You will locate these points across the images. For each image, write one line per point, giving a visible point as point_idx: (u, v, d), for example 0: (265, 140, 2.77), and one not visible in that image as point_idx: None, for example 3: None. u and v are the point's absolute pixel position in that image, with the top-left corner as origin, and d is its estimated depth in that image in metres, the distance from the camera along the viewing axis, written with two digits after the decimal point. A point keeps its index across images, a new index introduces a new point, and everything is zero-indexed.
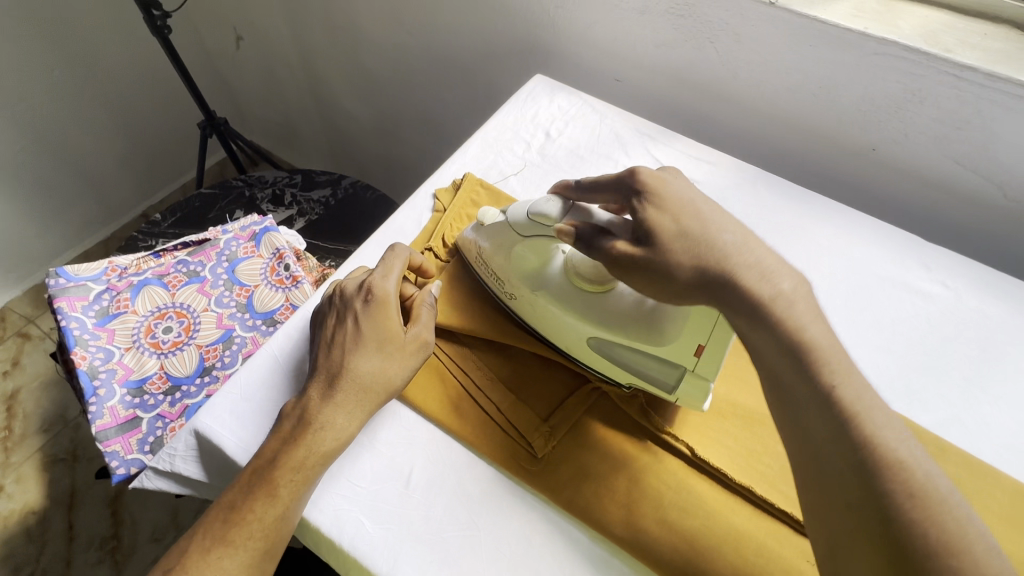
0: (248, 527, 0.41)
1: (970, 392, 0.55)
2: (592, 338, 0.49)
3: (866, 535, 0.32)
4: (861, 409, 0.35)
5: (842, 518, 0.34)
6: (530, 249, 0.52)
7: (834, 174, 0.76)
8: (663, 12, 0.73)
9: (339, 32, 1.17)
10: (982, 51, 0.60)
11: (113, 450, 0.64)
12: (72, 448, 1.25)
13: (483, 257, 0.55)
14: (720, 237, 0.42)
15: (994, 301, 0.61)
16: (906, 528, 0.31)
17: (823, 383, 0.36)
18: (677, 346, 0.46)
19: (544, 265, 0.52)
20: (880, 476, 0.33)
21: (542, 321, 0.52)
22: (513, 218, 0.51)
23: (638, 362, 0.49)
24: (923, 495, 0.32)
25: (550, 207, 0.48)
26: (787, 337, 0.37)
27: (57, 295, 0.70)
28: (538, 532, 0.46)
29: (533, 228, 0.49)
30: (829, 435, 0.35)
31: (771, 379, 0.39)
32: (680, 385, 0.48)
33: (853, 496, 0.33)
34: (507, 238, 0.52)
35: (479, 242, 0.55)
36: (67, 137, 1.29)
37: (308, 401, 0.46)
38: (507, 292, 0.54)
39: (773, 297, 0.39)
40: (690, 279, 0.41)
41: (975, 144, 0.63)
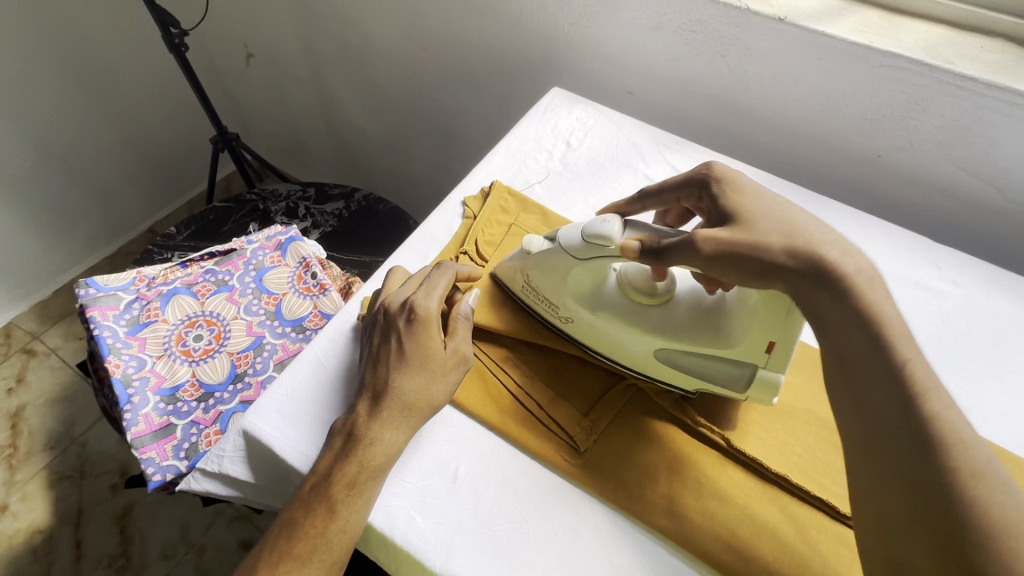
0: (312, 540, 0.43)
1: (985, 382, 0.58)
2: (660, 349, 0.51)
3: (929, 507, 0.34)
4: (929, 389, 0.37)
5: (902, 489, 0.36)
6: (583, 272, 0.53)
7: (841, 179, 0.79)
8: (676, 27, 0.77)
9: (353, 49, 1.19)
10: (982, 63, 0.64)
11: (149, 457, 0.65)
12: (78, 465, 1.23)
13: (533, 283, 0.55)
14: (801, 222, 0.45)
15: (1002, 297, 0.64)
16: (969, 504, 0.33)
17: (893, 359, 0.38)
18: (747, 346, 0.48)
19: (599, 286, 0.53)
20: (945, 451, 0.35)
21: (605, 342, 0.53)
22: (569, 241, 0.51)
23: (708, 368, 0.50)
24: (984, 475, 0.34)
25: (609, 226, 0.48)
26: (863, 314, 0.40)
27: (89, 305, 0.70)
28: (584, 523, 0.47)
29: (591, 250, 0.50)
30: (895, 410, 0.37)
31: (838, 352, 0.41)
32: (752, 383, 0.49)
33: (917, 468, 0.35)
34: (558, 262, 0.53)
35: (525, 269, 0.55)
36: (78, 154, 1.29)
37: (356, 418, 0.47)
38: (563, 317, 0.54)
39: (857, 274, 0.41)
40: (782, 258, 0.43)
41: (977, 149, 0.67)
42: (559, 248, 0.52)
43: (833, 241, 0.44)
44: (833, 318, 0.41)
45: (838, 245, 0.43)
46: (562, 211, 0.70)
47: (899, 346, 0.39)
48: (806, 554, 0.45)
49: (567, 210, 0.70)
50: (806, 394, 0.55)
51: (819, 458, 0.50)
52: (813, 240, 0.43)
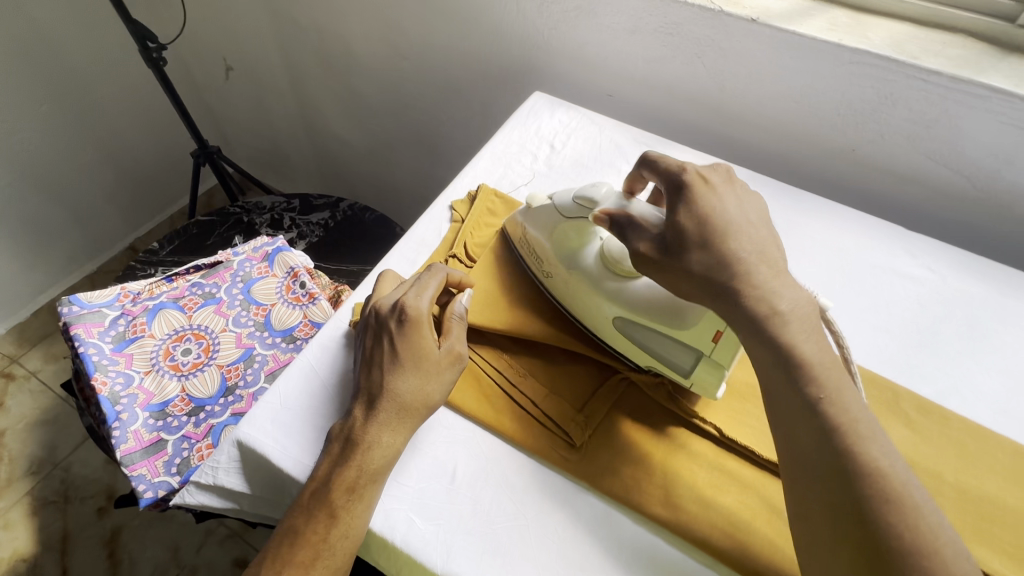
0: (314, 547, 0.43)
1: (962, 362, 0.60)
2: (618, 317, 0.53)
3: (848, 532, 0.37)
4: (845, 424, 0.40)
5: (824, 517, 0.39)
6: (572, 229, 0.56)
7: (817, 174, 0.82)
8: (654, 30, 0.79)
9: (333, 58, 1.19)
10: (946, 57, 0.66)
11: (140, 474, 0.64)
12: (63, 490, 1.20)
13: (528, 236, 0.59)
14: (736, 253, 0.46)
15: (974, 279, 0.66)
16: (884, 529, 0.36)
17: (812, 396, 0.41)
18: (698, 330, 0.50)
19: (581, 248, 0.56)
20: (860, 482, 0.38)
21: (576, 300, 0.55)
22: (562, 202, 0.57)
23: (658, 345, 0.52)
24: (899, 501, 0.37)
25: (597, 189, 0.54)
26: (783, 353, 0.43)
27: (73, 322, 0.69)
28: (583, 518, 0.48)
29: (576, 210, 0.55)
30: (815, 445, 0.40)
31: (766, 387, 0.44)
32: (695, 370, 0.50)
33: (835, 498, 0.38)
34: (551, 217, 0.58)
35: (523, 223, 0.60)
36: (54, 172, 1.27)
37: (352, 422, 0.47)
38: (544, 270, 0.58)
39: (769, 313, 0.44)
40: (698, 283, 0.46)
41: (944, 140, 0.70)
42: (552, 204, 0.58)
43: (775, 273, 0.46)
44: (757, 357, 0.44)
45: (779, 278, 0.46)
46: None
47: (819, 383, 0.41)
48: None
49: None
50: None
51: None
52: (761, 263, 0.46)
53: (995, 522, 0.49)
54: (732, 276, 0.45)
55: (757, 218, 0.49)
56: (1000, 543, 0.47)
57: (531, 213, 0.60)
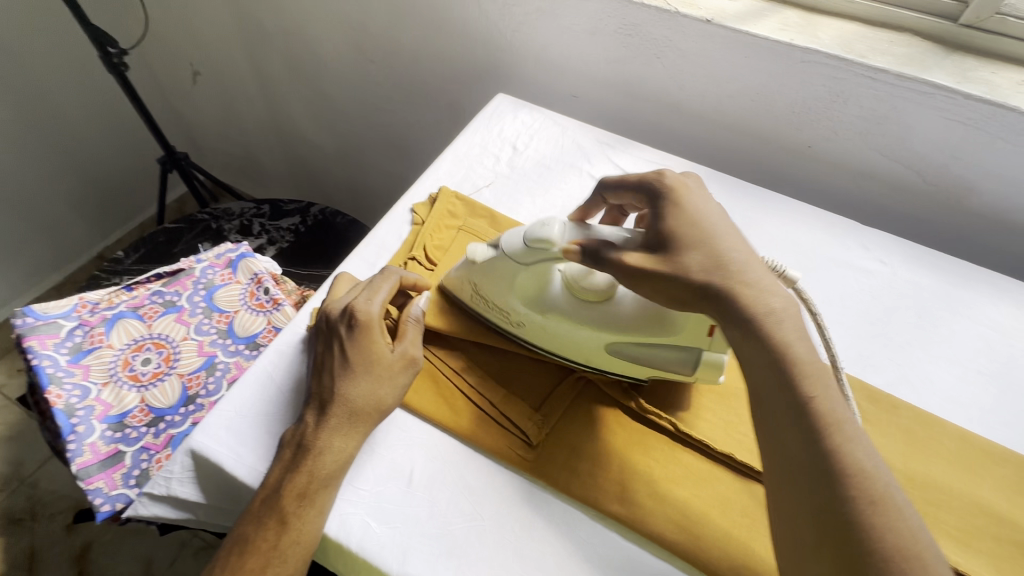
0: (264, 554, 0.43)
1: (913, 353, 0.61)
2: (611, 343, 0.52)
3: (832, 534, 0.37)
4: (834, 422, 0.40)
5: (809, 516, 0.38)
6: (530, 276, 0.53)
7: (776, 171, 0.83)
8: (613, 32, 0.80)
9: (300, 62, 1.18)
10: (892, 56, 0.68)
11: (97, 487, 0.63)
12: (29, 506, 1.17)
13: (484, 293, 0.55)
14: (728, 253, 0.46)
15: (925, 272, 0.68)
16: (868, 530, 0.36)
17: (802, 394, 0.41)
18: (689, 331, 0.50)
19: (546, 288, 0.53)
20: (844, 474, 0.38)
21: (562, 341, 0.53)
22: (512, 250, 0.52)
23: (657, 357, 0.51)
24: (883, 503, 0.37)
25: (549, 228, 0.50)
26: (775, 350, 0.42)
27: (27, 334, 0.68)
28: (540, 516, 0.48)
29: (534, 254, 0.51)
30: (802, 445, 0.39)
31: (754, 383, 0.43)
32: (699, 365, 0.51)
33: (820, 498, 0.38)
34: (505, 268, 0.53)
35: (472, 279, 0.55)
36: (14, 182, 1.24)
37: (303, 428, 0.46)
38: (513, 320, 0.54)
39: (766, 309, 0.44)
40: (694, 289, 0.46)
41: (894, 137, 0.72)
42: (501, 254, 0.52)
43: (763, 271, 0.46)
44: (746, 353, 0.44)
45: (765, 275, 0.46)
46: (510, 213, 0.71)
47: (809, 381, 0.41)
48: (752, 528, 0.47)
49: (515, 212, 0.71)
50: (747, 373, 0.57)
51: None
52: (748, 261, 0.46)
53: (943, 506, 0.50)
54: (727, 275, 0.45)
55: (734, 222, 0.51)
56: (942, 527, 0.49)
57: (477, 268, 0.55)
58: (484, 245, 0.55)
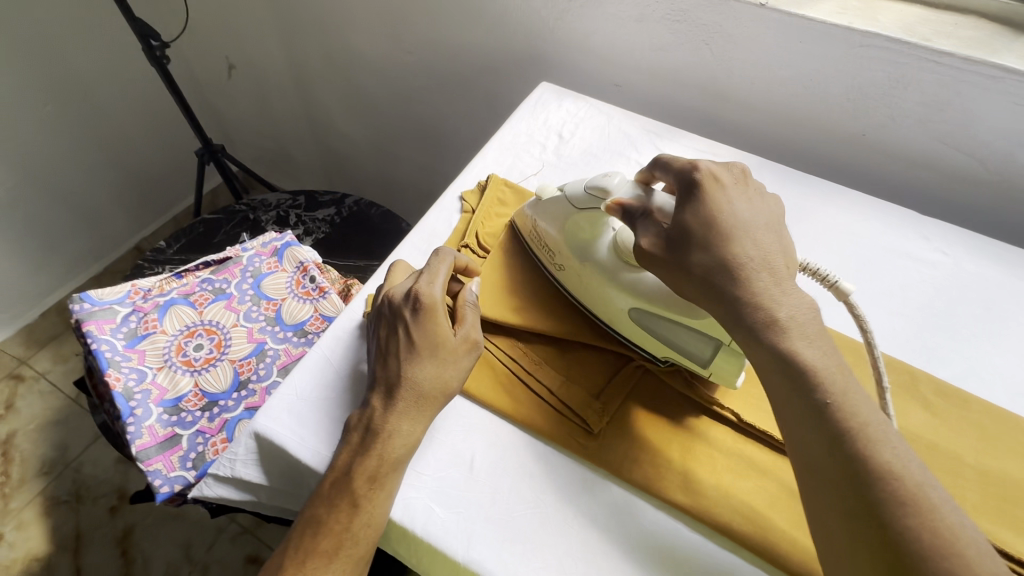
0: (336, 536, 0.43)
1: (980, 345, 0.60)
2: (635, 308, 0.52)
3: (866, 542, 0.35)
4: (856, 427, 0.38)
5: (839, 524, 0.37)
6: (584, 221, 0.56)
7: (826, 160, 0.82)
8: (660, 18, 0.78)
9: (335, 53, 1.19)
10: (957, 39, 0.66)
11: (156, 469, 0.64)
12: (75, 489, 1.20)
13: (540, 234, 0.59)
14: (739, 257, 0.44)
15: (989, 263, 0.66)
16: (903, 535, 0.35)
17: (819, 400, 0.40)
18: (714, 322, 0.48)
19: (594, 239, 0.56)
20: (874, 479, 0.36)
21: (592, 294, 0.55)
22: (574, 191, 0.56)
23: (677, 335, 0.51)
24: (917, 505, 0.35)
25: (609, 180, 0.53)
26: (792, 354, 0.41)
27: (85, 319, 0.69)
28: (603, 503, 0.48)
29: (590, 200, 0.55)
30: (825, 450, 0.38)
31: (772, 391, 0.42)
32: (716, 359, 0.50)
33: (849, 504, 0.37)
34: (563, 210, 0.57)
35: (534, 218, 0.60)
36: (58, 173, 1.27)
37: (371, 412, 0.47)
38: (557, 263, 0.57)
39: (782, 309, 0.43)
40: (697, 286, 0.45)
41: (957, 124, 0.69)
42: (565, 196, 0.57)
43: (772, 275, 0.44)
44: (759, 361, 0.43)
45: (768, 280, 0.44)
46: None
47: (827, 384, 0.40)
48: None
49: None
50: None
51: None
52: (757, 264, 0.44)
53: (1016, 502, 0.49)
54: (737, 278, 0.44)
55: (770, 221, 0.48)
56: (1018, 523, 0.47)
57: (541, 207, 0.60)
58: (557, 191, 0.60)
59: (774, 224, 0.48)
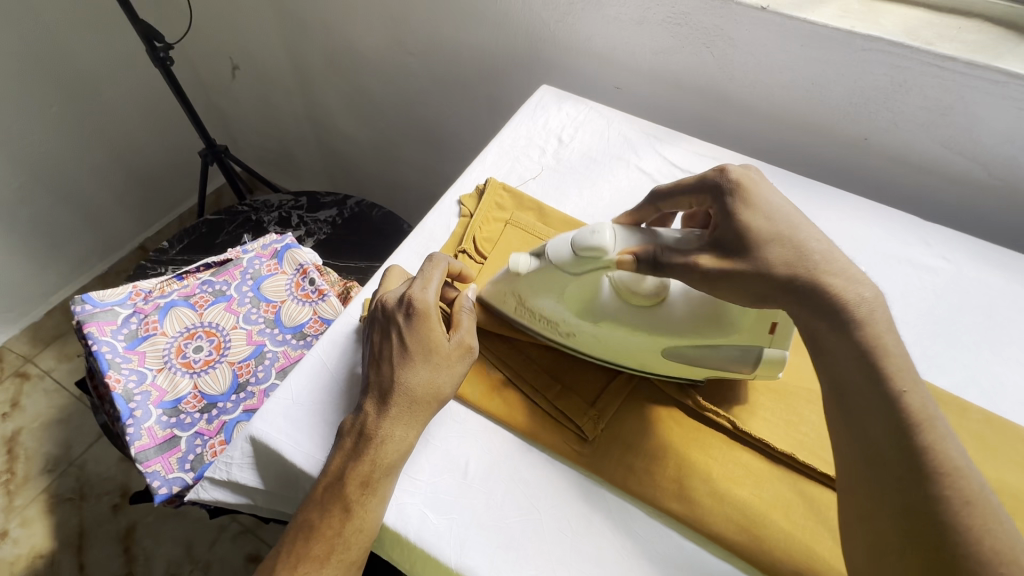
0: (328, 540, 0.44)
1: (981, 354, 0.59)
2: (669, 348, 0.50)
3: (920, 538, 0.35)
4: (924, 422, 0.38)
5: (893, 518, 0.36)
6: (578, 286, 0.50)
7: (827, 163, 0.81)
8: (660, 21, 0.78)
9: (337, 54, 1.19)
10: (961, 43, 0.65)
11: (155, 470, 0.65)
12: (78, 487, 1.21)
13: (532, 306, 0.53)
14: (809, 246, 0.44)
15: (991, 269, 0.65)
16: (964, 533, 0.34)
17: (887, 390, 0.39)
18: (752, 329, 0.48)
19: (594, 296, 0.51)
20: (932, 476, 0.36)
21: (616, 349, 0.52)
22: (560, 261, 0.48)
23: (715, 358, 0.50)
24: (979, 505, 0.35)
25: (599, 236, 0.46)
26: (859, 344, 0.40)
27: (86, 321, 0.70)
28: (597, 511, 0.48)
29: (582, 264, 0.48)
30: (892, 441, 0.38)
31: (840, 378, 0.41)
32: (759, 363, 0.50)
33: (911, 498, 0.36)
34: (550, 279, 0.50)
35: (517, 291, 0.53)
36: (64, 173, 1.28)
37: (363, 417, 0.47)
38: (564, 331, 0.53)
39: (856, 301, 0.42)
40: (778, 284, 0.43)
41: (961, 129, 0.68)
42: (548, 266, 0.49)
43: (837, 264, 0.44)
44: (832, 345, 0.42)
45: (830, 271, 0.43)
46: (557, 205, 0.70)
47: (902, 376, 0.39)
48: (816, 532, 0.46)
49: (563, 205, 0.70)
50: (806, 371, 0.55)
51: (823, 434, 0.51)
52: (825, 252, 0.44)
53: (1017, 514, 0.48)
54: (810, 270, 0.43)
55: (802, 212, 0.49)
56: None
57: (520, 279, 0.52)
58: (525, 255, 0.52)
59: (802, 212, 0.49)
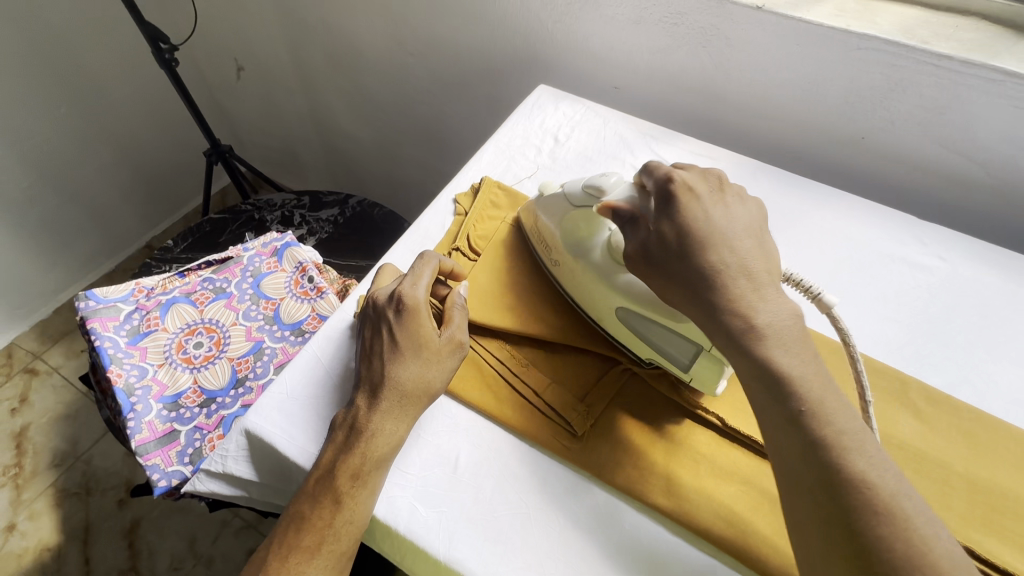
0: (319, 531, 0.44)
1: (975, 354, 0.59)
2: (618, 307, 0.53)
3: (840, 550, 0.35)
4: (832, 436, 0.38)
5: (814, 532, 0.37)
6: (579, 219, 0.57)
7: (824, 163, 0.81)
8: (657, 21, 0.78)
9: (340, 55, 1.20)
10: (958, 41, 0.65)
11: (154, 463, 0.66)
12: (84, 481, 1.23)
13: (540, 232, 0.60)
14: (717, 260, 0.44)
15: (987, 269, 0.65)
16: (877, 544, 0.34)
17: (796, 406, 0.39)
18: (691, 326, 0.48)
19: (590, 237, 0.56)
20: (844, 489, 0.36)
21: (584, 289, 0.56)
22: (572, 191, 0.58)
23: (658, 336, 0.51)
24: (890, 513, 0.35)
25: (606, 178, 0.55)
26: (766, 362, 0.41)
27: (90, 316, 0.71)
28: (584, 507, 0.48)
29: (587, 196, 0.56)
30: (802, 458, 0.38)
31: (756, 398, 0.42)
32: (695, 363, 0.50)
33: (825, 511, 0.37)
34: (560, 208, 0.59)
35: (535, 216, 0.61)
36: (71, 173, 1.30)
37: (355, 411, 0.47)
38: (553, 259, 0.59)
39: (765, 317, 0.42)
40: (680, 293, 0.45)
41: (957, 128, 0.68)
42: (562, 195, 0.59)
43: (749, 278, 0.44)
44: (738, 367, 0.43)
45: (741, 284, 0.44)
46: None
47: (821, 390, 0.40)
48: None
49: None
50: None
51: None
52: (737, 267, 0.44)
53: (1007, 514, 0.48)
54: (719, 284, 0.43)
55: (748, 228, 0.47)
56: (1007, 535, 0.47)
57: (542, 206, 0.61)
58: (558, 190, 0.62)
59: (754, 229, 0.47)
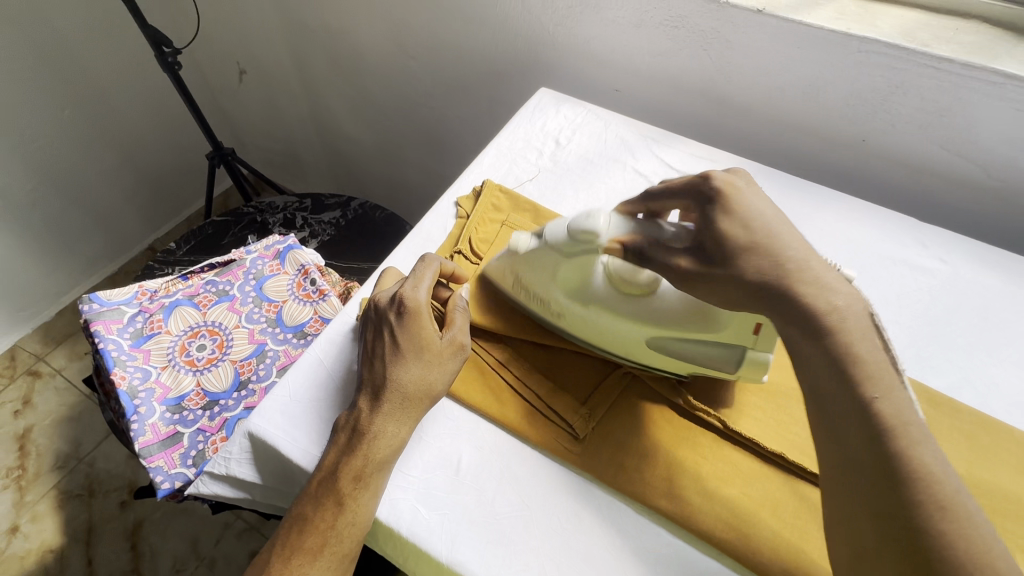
0: (322, 533, 0.45)
1: (976, 356, 0.59)
2: (653, 339, 0.51)
3: (892, 543, 0.35)
4: (897, 426, 0.38)
5: (870, 522, 0.36)
6: (570, 268, 0.53)
7: (825, 165, 0.81)
8: (657, 24, 0.79)
9: (341, 58, 1.20)
10: (958, 44, 0.65)
11: (157, 465, 0.67)
12: (87, 483, 1.24)
13: (526, 285, 0.56)
14: (784, 254, 0.45)
15: (988, 271, 0.65)
16: (938, 539, 0.34)
17: (858, 394, 0.39)
18: (734, 330, 0.49)
19: (587, 280, 0.54)
20: (902, 480, 0.36)
21: (600, 335, 0.53)
22: (555, 239, 0.53)
23: (700, 354, 0.51)
24: (953, 508, 0.35)
25: (593, 221, 0.50)
26: (832, 351, 0.41)
27: (93, 319, 0.71)
28: (586, 509, 0.48)
29: (577, 245, 0.51)
30: (864, 445, 0.38)
31: (812, 394, 0.42)
32: (741, 363, 0.50)
33: (881, 502, 0.36)
34: (546, 259, 0.54)
35: (515, 270, 0.56)
36: (75, 176, 1.30)
37: (357, 413, 0.48)
38: (555, 312, 0.55)
39: (828, 308, 0.42)
40: (750, 292, 0.45)
41: (959, 130, 0.68)
42: (545, 245, 0.54)
43: (812, 270, 0.44)
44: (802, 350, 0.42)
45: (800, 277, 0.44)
46: (553, 207, 0.71)
47: (869, 382, 0.39)
48: (804, 531, 0.46)
49: (559, 206, 0.71)
50: None
51: None
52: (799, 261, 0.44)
53: (1009, 517, 0.48)
54: (784, 279, 0.44)
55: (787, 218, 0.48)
56: (1010, 537, 0.47)
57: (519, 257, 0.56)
58: (526, 235, 0.56)
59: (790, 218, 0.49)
